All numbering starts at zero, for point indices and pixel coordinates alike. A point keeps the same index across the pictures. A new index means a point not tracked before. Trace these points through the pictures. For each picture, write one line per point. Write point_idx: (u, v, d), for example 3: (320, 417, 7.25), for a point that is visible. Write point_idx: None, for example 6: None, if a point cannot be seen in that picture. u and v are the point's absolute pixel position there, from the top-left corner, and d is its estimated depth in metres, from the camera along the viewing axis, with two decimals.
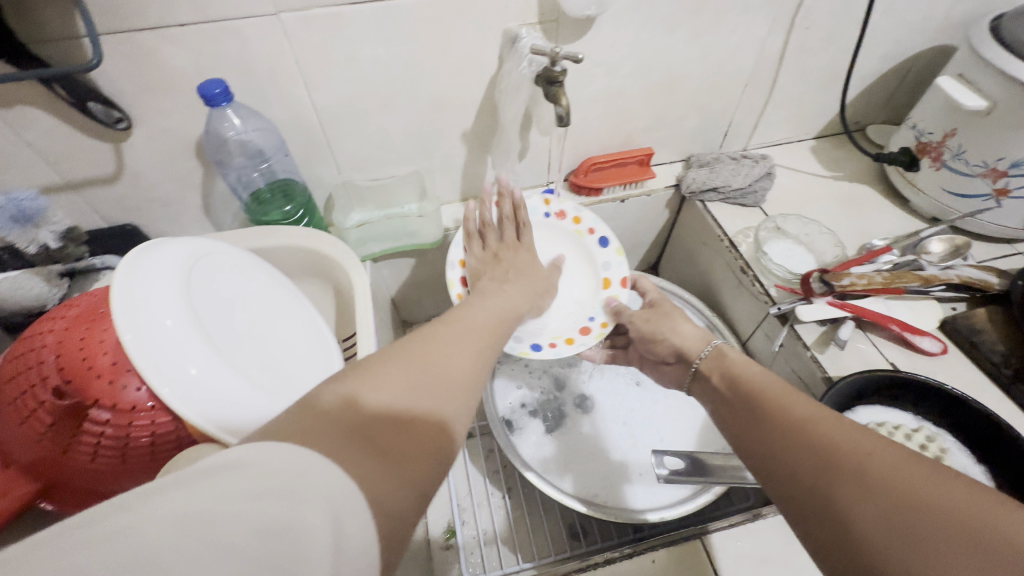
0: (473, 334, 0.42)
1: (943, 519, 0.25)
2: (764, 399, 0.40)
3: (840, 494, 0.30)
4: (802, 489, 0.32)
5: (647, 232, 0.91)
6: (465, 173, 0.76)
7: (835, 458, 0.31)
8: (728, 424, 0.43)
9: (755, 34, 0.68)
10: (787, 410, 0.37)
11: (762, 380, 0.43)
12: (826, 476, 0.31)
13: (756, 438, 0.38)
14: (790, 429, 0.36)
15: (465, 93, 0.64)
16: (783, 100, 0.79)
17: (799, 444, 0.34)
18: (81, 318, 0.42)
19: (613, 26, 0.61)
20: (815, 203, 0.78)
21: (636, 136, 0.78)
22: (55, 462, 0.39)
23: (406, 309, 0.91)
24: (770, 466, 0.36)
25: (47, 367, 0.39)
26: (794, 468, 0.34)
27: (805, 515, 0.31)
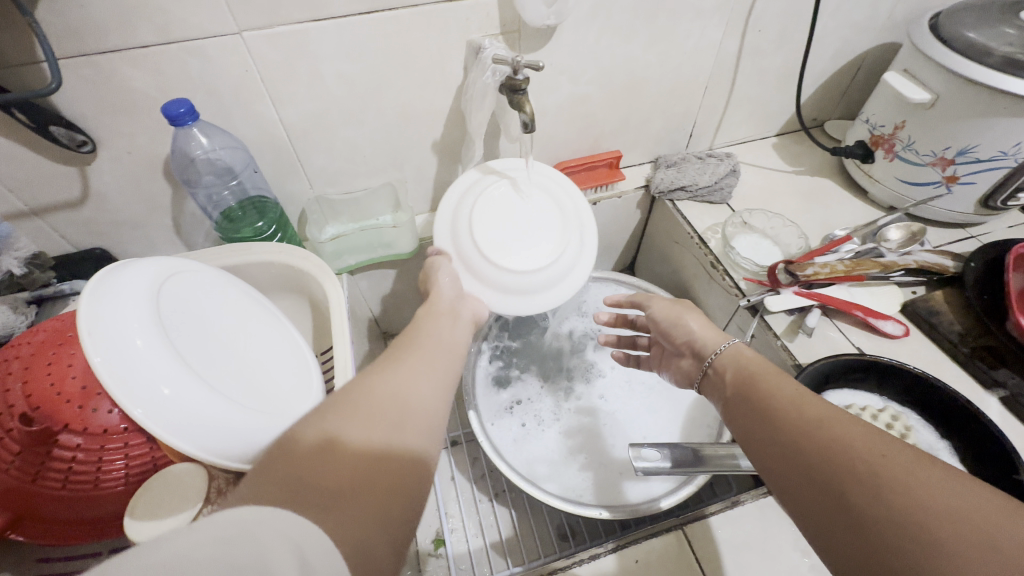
0: (436, 349, 0.41)
1: (963, 527, 0.25)
2: (770, 397, 0.38)
3: (853, 495, 0.29)
4: (810, 485, 0.32)
5: (621, 233, 0.93)
6: (438, 183, 0.77)
7: (847, 458, 0.30)
8: (737, 420, 0.40)
9: (711, 38, 0.70)
10: (799, 408, 0.35)
11: (771, 376, 0.40)
12: (838, 477, 0.30)
13: (760, 435, 0.37)
14: (795, 426, 0.34)
15: (433, 104, 0.65)
16: (743, 100, 0.82)
17: (811, 443, 0.33)
18: (48, 343, 0.41)
19: (573, 35, 0.63)
20: (779, 197, 0.81)
21: (604, 139, 0.80)
22: (23, 493, 0.38)
23: (387, 320, 0.91)
24: (782, 465, 0.34)
25: (13, 395, 0.38)
26: (803, 463, 0.33)
27: (815, 514, 0.31)
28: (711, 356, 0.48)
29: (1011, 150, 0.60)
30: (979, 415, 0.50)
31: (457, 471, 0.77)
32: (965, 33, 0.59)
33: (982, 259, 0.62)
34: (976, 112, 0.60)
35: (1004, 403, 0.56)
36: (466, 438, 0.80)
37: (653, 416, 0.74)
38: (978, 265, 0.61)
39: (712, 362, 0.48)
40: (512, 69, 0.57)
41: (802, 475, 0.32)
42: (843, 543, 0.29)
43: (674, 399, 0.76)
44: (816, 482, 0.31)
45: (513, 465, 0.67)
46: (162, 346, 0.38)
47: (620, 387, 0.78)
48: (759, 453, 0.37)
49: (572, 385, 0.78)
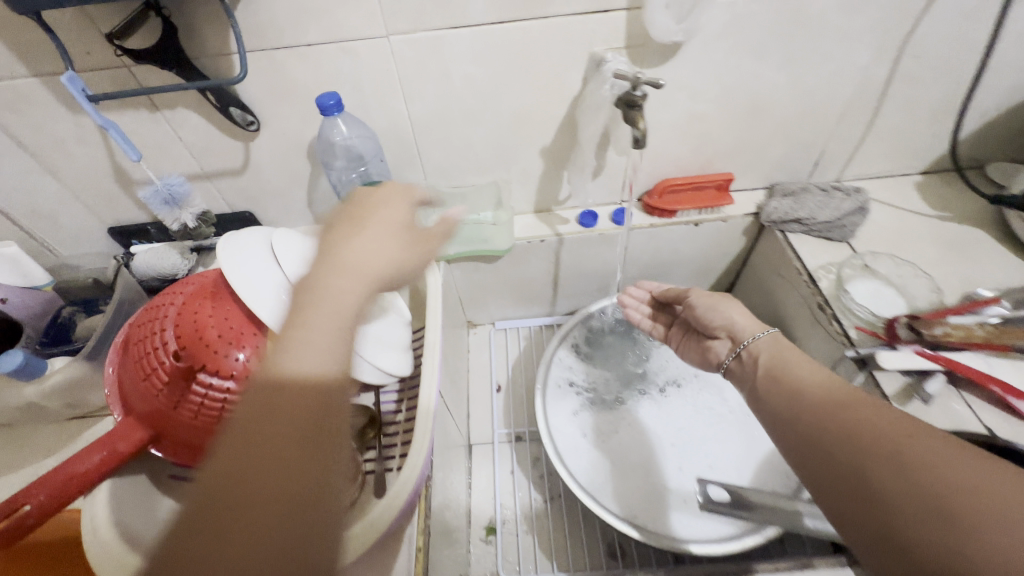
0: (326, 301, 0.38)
1: (968, 492, 0.31)
2: (803, 394, 0.44)
3: (872, 468, 0.35)
4: (836, 462, 0.38)
5: (721, 259, 0.88)
6: (541, 186, 0.78)
7: (868, 443, 0.36)
8: (766, 412, 0.47)
9: (855, 62, 0.65)
10: (827, 396, 0.42)
11: (809, 370, 0.46)
12: (857, 455, 0.37)
13: (789, 423, 0.44)
14: (824, 417, 0.41)
15: (549, 110, 0.67)
16: (885, 130, 0.74)
17: (836, 428, 0.39)
18: (196, 294, 0.49)
19: (700, 51, 0.62)
20: (912, 242, 0.72)
21: (716, 160, 0.77)
22: (164, 415, 0.47)
23: (473, 312, 0.94)
24: (804, 448, 0.41)
25: (167, 335, 0.47)
26: (827, 452, 0.39)
27: (838, 493, 0.37)
28: (745, 344, 0.54)
29: None
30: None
31: (517, 466, 0.80)
32: None
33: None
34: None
35: None
36: (530, 436, 0.82)
37: (729, 451, 0.68)
38: None
39: (746, 347, 0.54)
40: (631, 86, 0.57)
41: (826, 458, 0.39)
42: (850, 512, 0.36)
43: (756, 436, 0.69)
44: (836, 463, 0.38)
45: (570, 471, 0.67)
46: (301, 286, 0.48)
47: (692, 411, 0.73)
48: (789, 430, 0.44)
49: (635, 400, 0.75)
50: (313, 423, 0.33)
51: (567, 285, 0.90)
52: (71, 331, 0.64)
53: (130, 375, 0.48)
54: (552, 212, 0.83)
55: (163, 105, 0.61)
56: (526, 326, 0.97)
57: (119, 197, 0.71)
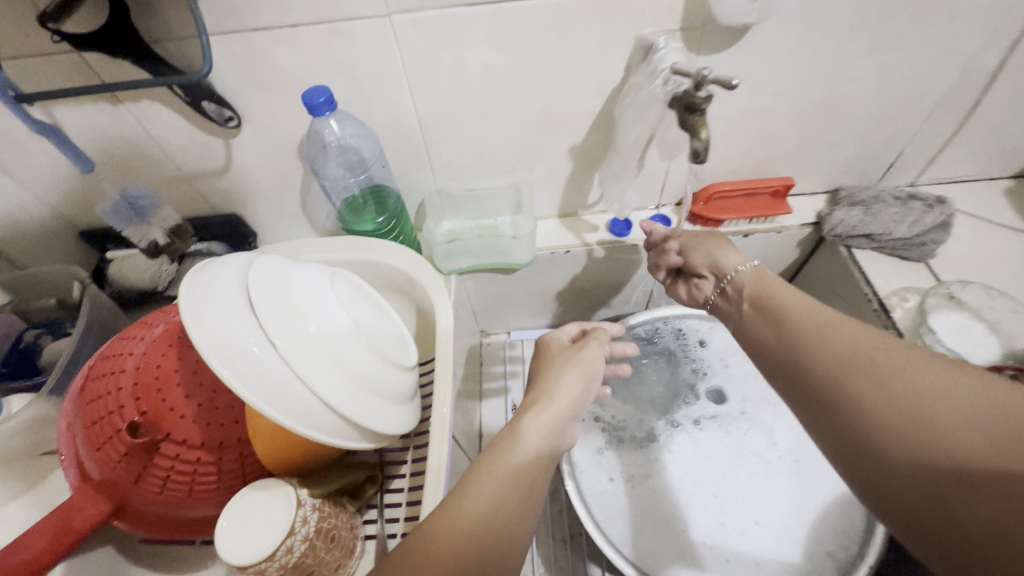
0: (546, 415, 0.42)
1: (956, 408, 0.29)
2: (784, 313, 0.42)
3: (851, 383, 0.34)
4: (818, 388, 0.36)
5: (768, 271, 0.78)
6: (567, 189, 0.68)
7: (853, 359, 0.35)
8: (745, 333, 0.45)
9: (961, 49, 0.53)
10: (809, 315, 0.40)
11: (786, 294, 0.43)
12: (838, 372, 0.35)
13: (769, 343, 0.42)
14: (805, 333, 0.39)
15: (582, 104, 0.57)
16: (979, 129, 0.62)
17: (815, 345, 0.37)
18: (161, 342, 0.41)
19: (772, 35, 0.50)
20: (1004, 265, 0.61)
21: (774, 162, 0.66)
22: (125, 488, 0.39)
23: (487, 322, 0.85)
24: (783, 365, 0.39)
25: (124, 395, 0.39)
26: (807, 368, 0.37)
27: (819, 411, 0.36)
28: (733, 274, 0.49)
29: None
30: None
31: None
32: None
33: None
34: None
35: None
36: None
37: (770, 500, 0.62)
38: None
39: (730, 281, 0.49)
40: (676, 82, 0.48)
41: (807, 374, 0.37)
42: (830, 429, 0.35)
43: (804, 486, 0.62)
44: (817, 383, 0.36)
45: (592, 516, 0.60)
46: (283, 344, 0.39)
47: (734, 452, 0.66)
48: (769, 355, 0.41)
49: (669, 435, 0.68)
50: (515, 494, 0.36)
51: (592, 295, 0.81)
52: (36, 358, 0.57)
53: (83, 439, 0.40)
54: (579, 216, 0.73)
55: (126, 98, 0.51)
56: None
57: (86, 199, 0.62)
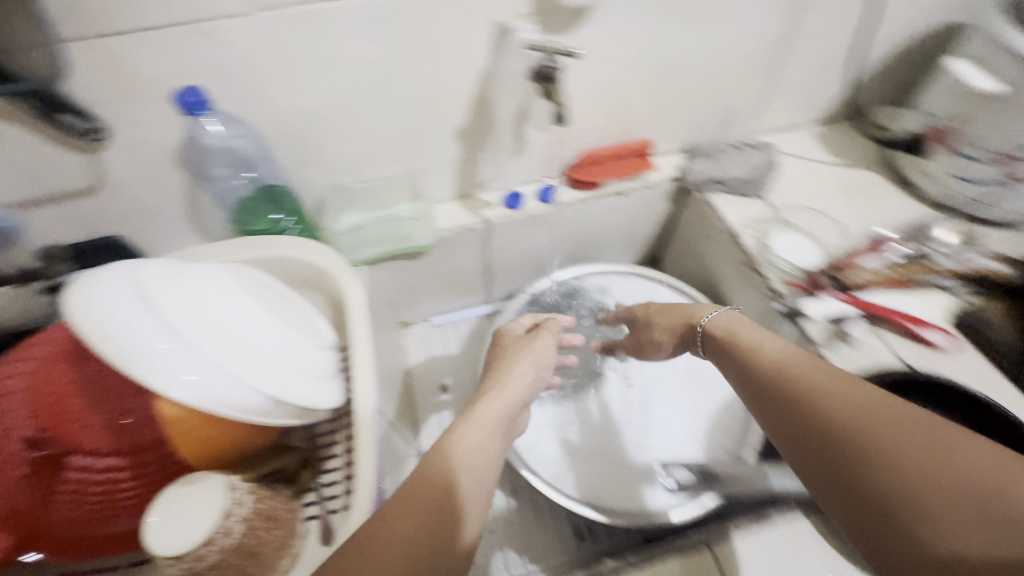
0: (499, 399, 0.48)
1: (959, 486, 0.31)
2: (775, 368, 0.42)
3: (861, 454, 0.35)
4: (801, 438, 0.38)
5: (650, 227, 0.87)
6: (460, 172, 0.73)
7: (856, 425, 0.36)
8: (738, 378, 0.46)
9: (754, 17, 0.66)
10: (801, 376, 0.40)
11: (756, 342, 0.46)
12: (843, 439, 0.36)
13: (766, 395, 0.42)
14: (799, 394, 0.39)
15: (457, 87, 0.62)
16: (786, 84, 0.76)
17: (814, 409, 0.38)
18: (50, 363, 0.41)
19: (608, 13, 0.59)
20: (822, 191, 0.75)
21: (635, 127, 0.75)
22: (35, 511, 0.39)
23: (406, 313, 0.87)
24: (784, 422, 0.40)
25: (18, 418, 0.39)
26: (806, 428, 0.38)
27: (825, 475, 0.36)
28: (704, 326, 0.52)
29: None
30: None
31: None
32: None
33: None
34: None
35: None
36: None
37: (676, 418, 0.71)
38: None
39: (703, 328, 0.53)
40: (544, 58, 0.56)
41: (811, 434, 0.38)
42: (834, 494, 0.36)
43: (699, 398, 0.72)
44: (824, 446, 0.37)
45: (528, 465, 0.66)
46: (191, 335, 0.40)
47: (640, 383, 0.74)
48: (751, 397, 0.44)
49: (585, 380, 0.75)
50: (467, 470, 0.41)
51: (501, 271, 0.86)
52: None
53: None
54: (476, 196, 0.77)
55: None
56: (464, 320, 0.92)
57: None
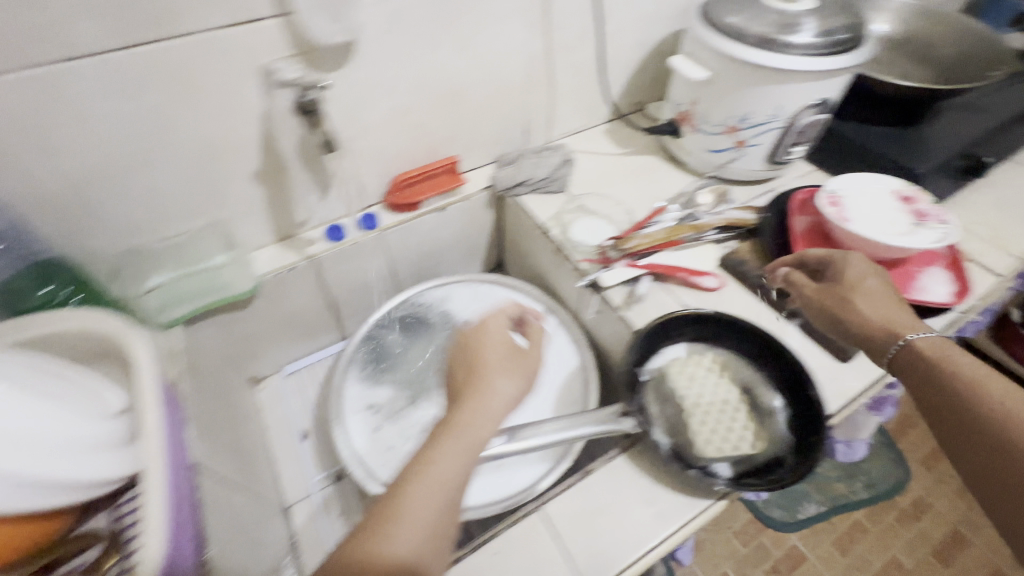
0: (479, 420, 0.48)
1: None
2: (916, 354, 0.51)
3: (991, 437, 0.44)
4: (984, 465, 0.44)
5: (482, 235, 0.94)
6: (272, 213, 0.73)
7: (981, 415, 0.45)
8: (874, 359, 0.55)
9: (514, 40, 0.75)
10: (942, 362, 0.49)
11: (973, 370, 0.48)
12: (978, 424, 0.45)
13: (917, 380, 0.51)
14: (948, 379, 0.48)
15: (240, 132, 0.63)
16: (565, 93, 0.88)
17: (957, 397, 0.47)
18: None
19: (375, 49, 0.64)
20: (612, 179, 0.87)
21: (439, 147, 0.81)
22: None
23: (251, 366, 0.83)
24: (930, 401, 0.50)
25: None
26: (951, 411, 0.47)
27: (969, 449, 0.46)
28: (899, 345, 0.52)
29: (775, 114, 0.75)
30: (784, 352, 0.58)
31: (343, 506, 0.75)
32: (725, 21, 0.73)
33: (775, 210, 0.76)
34: (750, 82, 0.72)
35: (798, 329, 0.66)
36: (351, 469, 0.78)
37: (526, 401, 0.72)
38: (773, 215, 0.75)
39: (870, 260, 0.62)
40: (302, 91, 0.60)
41: (952, 415, 0.47)
42: (973, 462, 0.46)
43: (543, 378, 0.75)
44: (964, 428, 0.46)
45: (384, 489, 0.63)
46: None
47: None
48: (934, 412, 0.49)
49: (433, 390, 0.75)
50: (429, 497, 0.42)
51: (346, 303, 0.86)
52: None
53: None
54: (297, 235, 0.78)
55: None
56: (320, 360, 0.90)
57: None
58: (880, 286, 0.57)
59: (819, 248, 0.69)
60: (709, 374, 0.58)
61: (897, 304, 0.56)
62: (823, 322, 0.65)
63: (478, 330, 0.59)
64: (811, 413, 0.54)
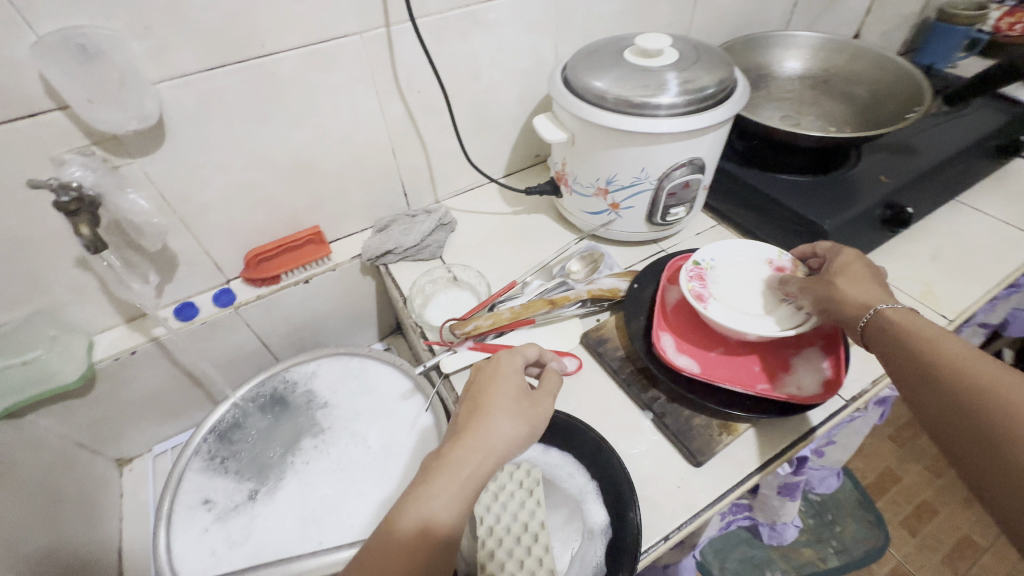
0: (481, 461, 0.40)
1: None
2: (890, 326, 0.46)
3: (973, 413, 0.37)
4: (955, 429, 0.39)
5: (366, 301, 0.89)
6: (111, 296, 0.70)
7: (964, 390, 0.39)
8: (857, 338, 0.49)
9: (366, 106, 0.72)
10: (919, 332, 0.44)
11: (931, 333, 0.43)
12: (961, 401, 0.38)
13: (895, 358, 0.45)
14: (920, 352, 0.43)
15: (46, 223, 0.60)
16: (442, 153, 0.83)
17: (933, 371, 0.41)
18: None
19: (191, 130, 0.61)
20: (491, 243, 0.81)
21: (301, 217, 0.78)
22: None
23: (111, 450, 0.79)
24: (907, 381, 0.43)
25: None
26: (931, 390, 0.41)
27: (957, 434, 0.39)
28: (870, 315, 0.48)
29: (642, 175, 0.69)
30: (613, 460, 0.52)
31: None
32: (579, 80, 0.67)
33: (647, 280, 0.69)
34: (611, 143, 0.66)
35: (653, 423, 0.58)
36: None
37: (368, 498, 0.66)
38: (639, 284, 0.68)
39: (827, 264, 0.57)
40: (57, 192, 0.54)
41: (930, 395, 0.41)
42: (962, 448, 0.38)
43: (388, 471, 0.68)
44: (948, 407, 0.39)
45: None
46: None
47: (335, 470, 0.70)
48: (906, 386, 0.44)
49: (276, 482, 0.69)
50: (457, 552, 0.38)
51: (215, 379, 0.82)
52: None
53: None
54: (147, 315, 0.74)
55: None
56: None
57: None
58: (864, 264, 0.53)
59: (681, 328, 0.63)
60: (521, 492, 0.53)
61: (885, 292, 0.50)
62: (678, 416, 0.57)
63: (485, 368, 0.48)
64: (626, 540, 0.47)
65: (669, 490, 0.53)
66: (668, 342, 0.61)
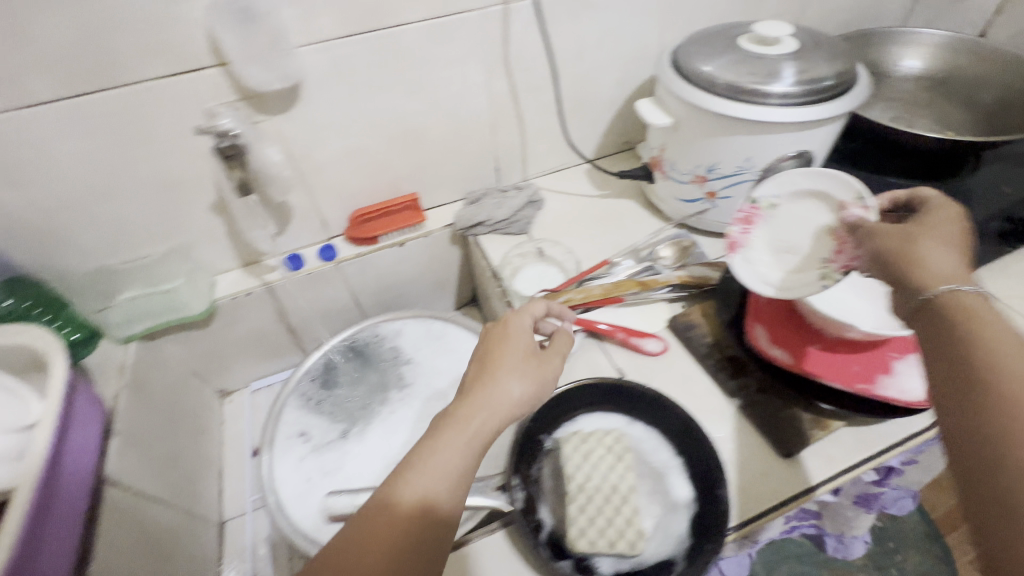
0: (480, 418, 0.42)
1: None
2: (969, 313, 0.35)
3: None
4: (966, 450, 0.31)
5: (449, 269, 0.93)
6: (234, 241, 0.77)
7: (1022, 423, 0.29)
8: (911, 306, 0.39)
9: (473, 81, 0.75)
10: (1011, 334, 0.33)
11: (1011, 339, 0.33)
12: (1007, 427, 0.29)
13: (942, 345, 0.35)
14: (986, 352, 0.33)
15: (193, 169, 0.67)
16: (537, 133, 0.85)
17: (1000, 381, 0.31)
18: None
19: (320, 93, 0.66)
20: (578, 223, 0.83)
21: (401, 183, 0.82)
22: None
23: (217, 382, 0.88)
24: (944, 373, 0.34)
25: None
26: (968, 400, 0.32)
27: (969, 451, 0.31)
28: (941, 291, 0.37)
29: (745, 164, 0.68)
30: (703, 439, 0.52)
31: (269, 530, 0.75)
32: (690, 64, 0.67)
33: None
34: (718, 131, 0.66)
35: (740, 411, 0.58)
36: None
37: None
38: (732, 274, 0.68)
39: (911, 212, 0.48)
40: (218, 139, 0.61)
41: (972, 403, 0.32)
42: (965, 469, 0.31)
43: None
44: (979, 424, 0.31)
45: (294, 524, 0.64)
46: None
47: (417, 422, 0.74)
48: (932, 382, 0.35)
49: (363, 425, 0.74)
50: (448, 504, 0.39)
51: (309, 329, 0.89)
52: None
53: None
54: (260, 262, 0.81)
55: None
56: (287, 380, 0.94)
57: None
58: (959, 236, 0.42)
59: (778, 320, 0.61)
60: (608, 456, 0.53)
61: (971, 265, 0.40)
62: (767, 407, 0.57)
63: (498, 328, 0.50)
64: (713, 514, 0.48)
65: (756, 476, 0.53)
66: (763, 333, 0.60)
